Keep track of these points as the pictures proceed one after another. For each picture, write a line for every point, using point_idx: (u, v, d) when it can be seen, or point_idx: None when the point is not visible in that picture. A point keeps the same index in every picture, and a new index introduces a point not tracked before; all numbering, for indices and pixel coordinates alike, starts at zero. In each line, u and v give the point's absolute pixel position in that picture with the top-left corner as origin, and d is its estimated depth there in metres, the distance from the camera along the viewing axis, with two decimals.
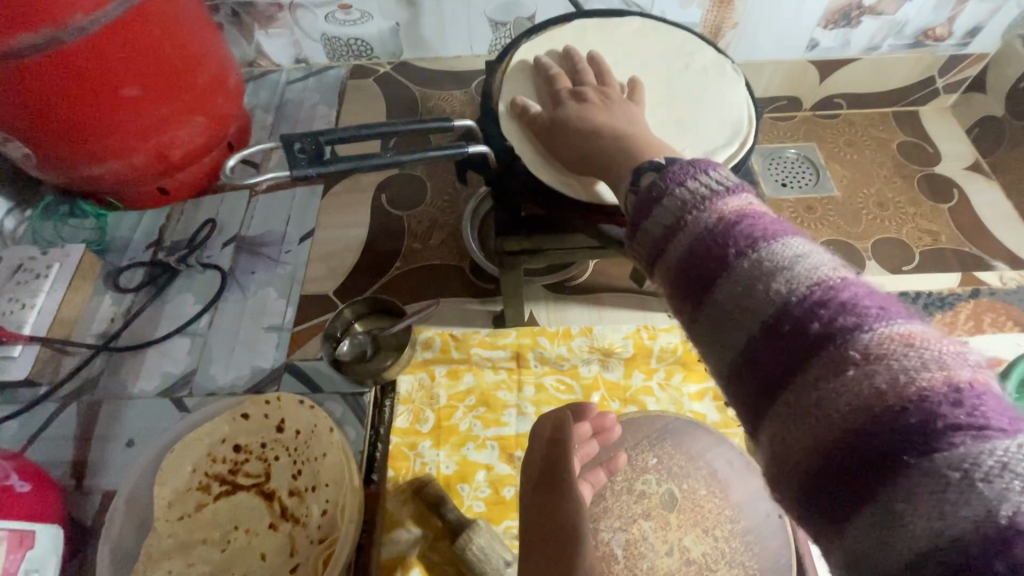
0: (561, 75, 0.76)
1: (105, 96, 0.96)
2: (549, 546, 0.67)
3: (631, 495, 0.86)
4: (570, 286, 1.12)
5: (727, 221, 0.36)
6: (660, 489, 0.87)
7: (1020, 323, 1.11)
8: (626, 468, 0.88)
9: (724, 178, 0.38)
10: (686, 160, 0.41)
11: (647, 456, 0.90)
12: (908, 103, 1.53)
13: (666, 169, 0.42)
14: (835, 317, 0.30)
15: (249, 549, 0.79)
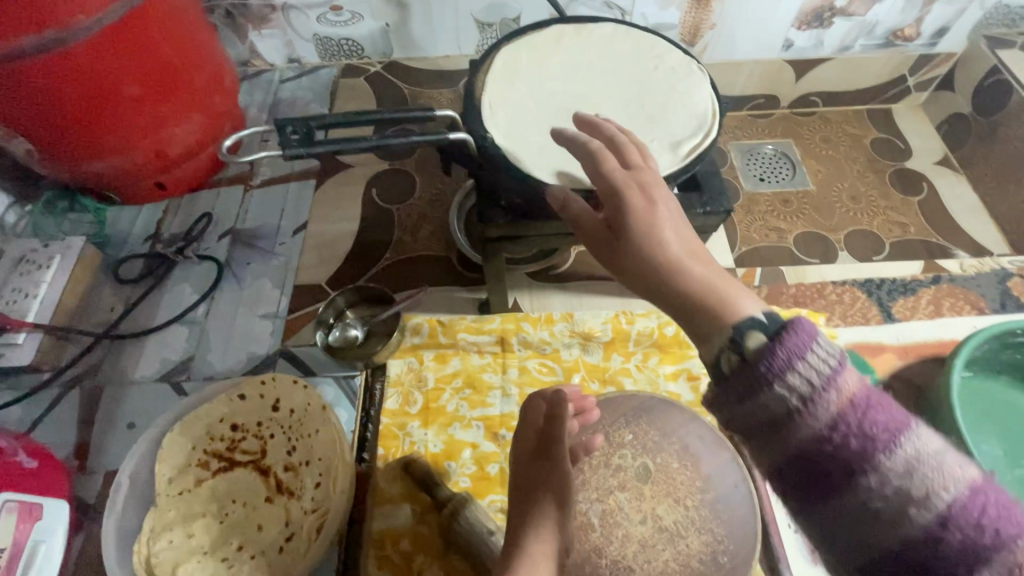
0: (604, 151, 0.61)
1: (107, 95, 0.99)
2: (533, 515, 0.74)
3: (608, 469, 0.92)
4: (552, 274, 1.17)
5: (850, 417, 0.41)
6: (634, 463, 0.93)
7: (977, 308, 1.17)
8: (603, 444, 0.94)
9: (833, 354, 0.41)
10: (797, 324, 0.42)
11: (623, 431, 0.95)
12: (881, 101, 1.59)
13: (780, 335, 0.42)
14: (976, 528, 0.39)
15: (246, 521, 0.84)
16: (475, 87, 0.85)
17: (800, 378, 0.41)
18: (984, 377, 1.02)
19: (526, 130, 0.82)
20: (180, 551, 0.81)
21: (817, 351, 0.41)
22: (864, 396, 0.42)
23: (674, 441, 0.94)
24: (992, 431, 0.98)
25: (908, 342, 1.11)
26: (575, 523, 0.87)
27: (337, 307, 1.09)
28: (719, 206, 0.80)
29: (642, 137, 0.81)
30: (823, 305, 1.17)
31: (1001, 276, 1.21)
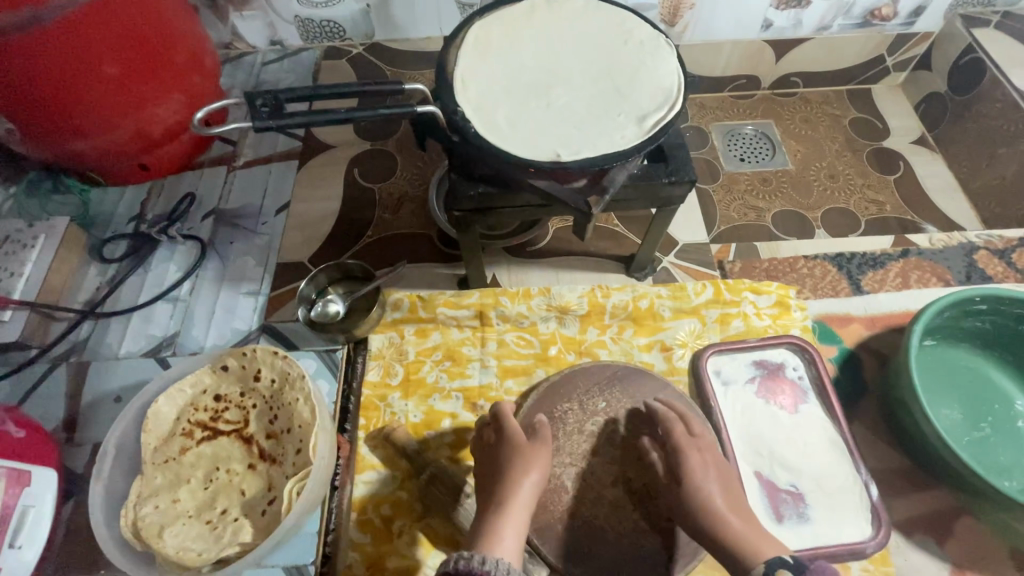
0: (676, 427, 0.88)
1: (85, 73, 1.00)
2: (505, 487, 0.81)
3: (581, 434, 0.95)
4: (530, 250, 1.20)
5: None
6: (606, 430, 0.96)
7: (943, 280, 1.20)
8: (576, 411, 0.97)
9: None
10: None
11: (596, 399, 0.98)
12: (861, 81, 1.58)
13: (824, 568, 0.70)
14: None
15: (230, 486, 0.88)
16: (446, 61, 0.86)
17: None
18: (948, 345, 1.05)
19: (497, 103, 0.83)
20: (166, 515, 0.84)
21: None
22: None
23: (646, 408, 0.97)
24: (955, 397, 1.01)
25: (875, 312, 1.14)
26: (548, 486, 0.91)
27: (319, 283, 1.11)
28: (684, 176, 0.83)
29: (610, 110, 0.83)
30: (795, 278, 1.20)
31: (968, 250, 1.24)
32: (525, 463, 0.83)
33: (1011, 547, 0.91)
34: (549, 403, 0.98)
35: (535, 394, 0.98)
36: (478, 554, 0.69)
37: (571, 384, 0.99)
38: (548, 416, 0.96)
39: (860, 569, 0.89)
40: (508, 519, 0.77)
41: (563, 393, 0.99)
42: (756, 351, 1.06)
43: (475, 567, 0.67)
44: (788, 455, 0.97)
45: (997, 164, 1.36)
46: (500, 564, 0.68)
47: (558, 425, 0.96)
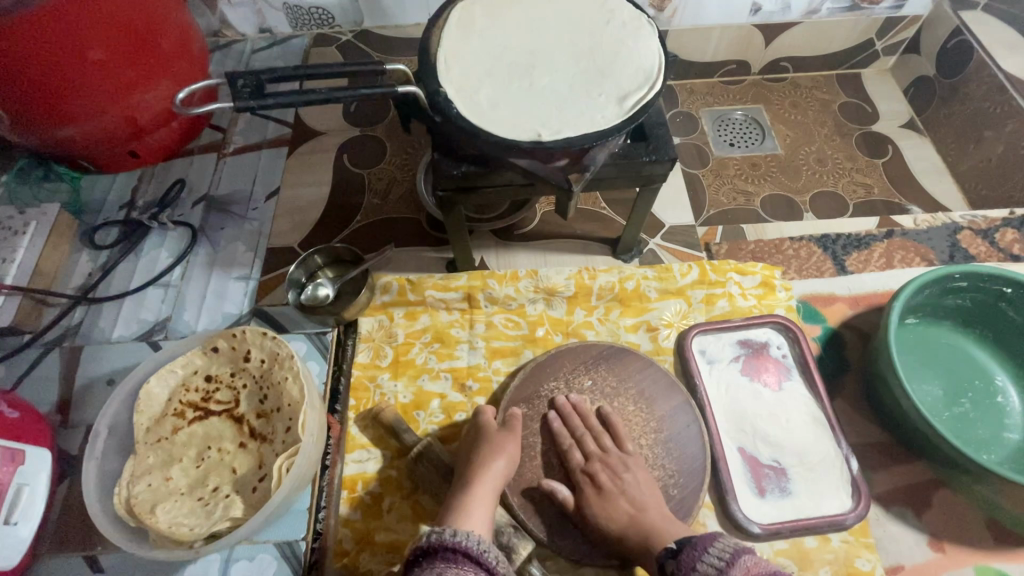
0: (585, 436, 0.93)
1: (71, 59, 1.00)
2: (476, 468, 0.85)
3: (566, 413, 0.98)
4: (518, 234, 1.21)
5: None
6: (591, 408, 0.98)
7: (927, 260, 1.21)
8: (562, 389, 0.99)
9: (720, 555, 0.69)
10: (692, 547, 0.73)
11: (582, 377, 1.00)
12: (851, 66, 1.59)
13: (681, 553, 0.74)
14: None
15: (222, 465, 0.89)
16: (429, 43, 0.87)
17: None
18: (929, 323, 1.07)
19: (480, 83, 0.84)
20: (158, 492, 0.86)
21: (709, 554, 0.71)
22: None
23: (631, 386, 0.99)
24: (935, 374, 1.03)
25: (859, 292, 1.16)
26: (533, 462, 0.93)
27: (309, 267, 1.12)
28: (664, 155, 0.84)
29: (591, 89, 0.84)
30: (780, 259, 1.21)
31: (952, 230, 1.26)
32: (494, 450, 0.87)
33: (988, 518, 0.93)
34: (537, 379, 1.00)
35: (523, 372, 1.00)
36: (445, 529, 0.71)
37: (557, 363, 1.01)
38: (533, 394, 0.98)
39: (840, 540, 0.91)
40: (480, 493, 0.81)
41: (550, 371, 1.00)
42: (741, 330, 1.07)
43: (447, 539, 0.69)
44: (771, 432, 0.98)
45: (983, 146, 1.36)
46: (470, 536, 0.71)
47: (544, 402, 0.98)
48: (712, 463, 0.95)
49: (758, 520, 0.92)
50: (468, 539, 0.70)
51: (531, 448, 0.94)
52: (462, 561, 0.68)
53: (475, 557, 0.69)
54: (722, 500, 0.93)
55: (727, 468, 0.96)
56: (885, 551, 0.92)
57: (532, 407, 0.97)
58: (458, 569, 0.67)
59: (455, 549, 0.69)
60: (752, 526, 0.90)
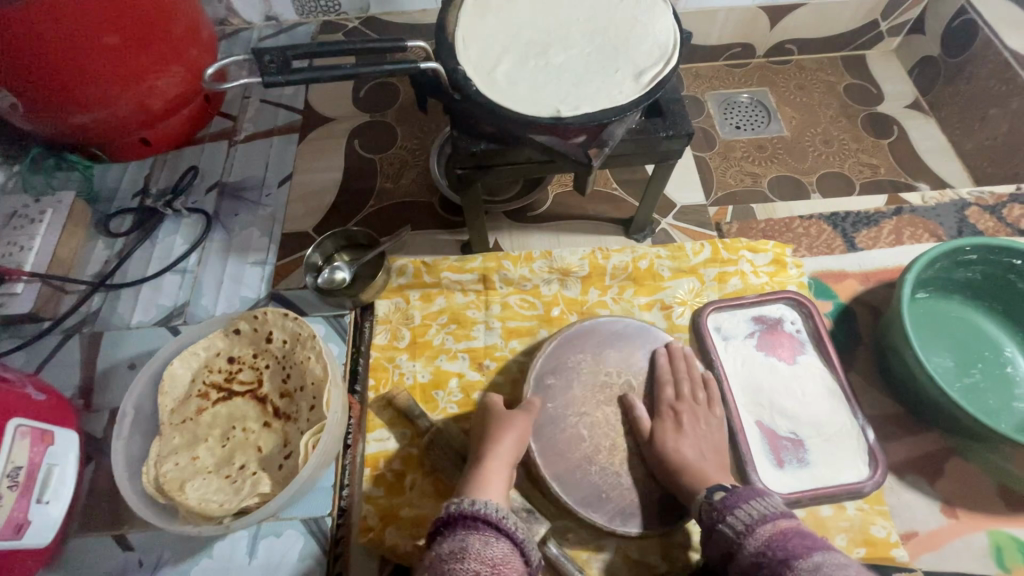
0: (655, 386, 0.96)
1: (84, 44, 1.00)
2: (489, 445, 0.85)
3: (598, 384, 0.96)
4: (531, 215, 1.22)
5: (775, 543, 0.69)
6: (622, 380, 0.97)
7: (935, 236, 1.23)
8: (589, 361, 0.98)
9: (766, 506, 0.74)
10: (739, 493, 0.77)
11: (608, 351, 0.99)
12: (855, 47, 1.59)
13: (728, 495, 0.78)
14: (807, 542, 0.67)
15: (247, 444, 0.91)
16: (445, 23, 0.87)
17: (732, 522, 0.74)
18: (940, 297, 1.09)
19: (497, 61, 0.85)
20: (186, 471, 0.87)
21: (752, 504, 0.75)
22: (792, 530, 0.69)
23: (661, 359, 0.99)
24: (946, 346, 1.04)
25: (869, 268, 1.17)
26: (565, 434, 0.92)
27: (325, 251, 1.13)
28: (681, 130, 0.85)
29: (608, 66, 0.85)
30: (791, 238, 1.22)
31: (959, 206, 1.27)
32: (501, 428, 0.87)
33: (1000, 484, 0.95)
34: (564, 349, 0.98)
35: (555, 341, 0.98)
36: (464, 498, 0.73)
37: (585, 335, 1.00)
38: (560, 363, 0.97)
39: (855, 508, 0.93)
40: (498, 466, 0.82)
41: (579, 342, 0.99)
42: (755, 307, 1.08)
43: (464, 507, 0.71)
44: (787, 405, 1.00)
45: (989, 124, 1.37)
46: (488, 503, 0.72)
47: (573, 371, 0.97)
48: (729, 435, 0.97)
49: (777, 490, 0.94)
50: (486, 506, 0.71)
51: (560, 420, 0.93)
52: (480, 527, 0.70)
53: (495, 524, 0.70)
54: (741, 471, 0.95)
55: (746, 440, 0.97)
56: (900, 518, 0.94)
57: (562, 377, 0.96)
58: (480, 535, 0.69)
59: (472, 516, 0.70)
60: None
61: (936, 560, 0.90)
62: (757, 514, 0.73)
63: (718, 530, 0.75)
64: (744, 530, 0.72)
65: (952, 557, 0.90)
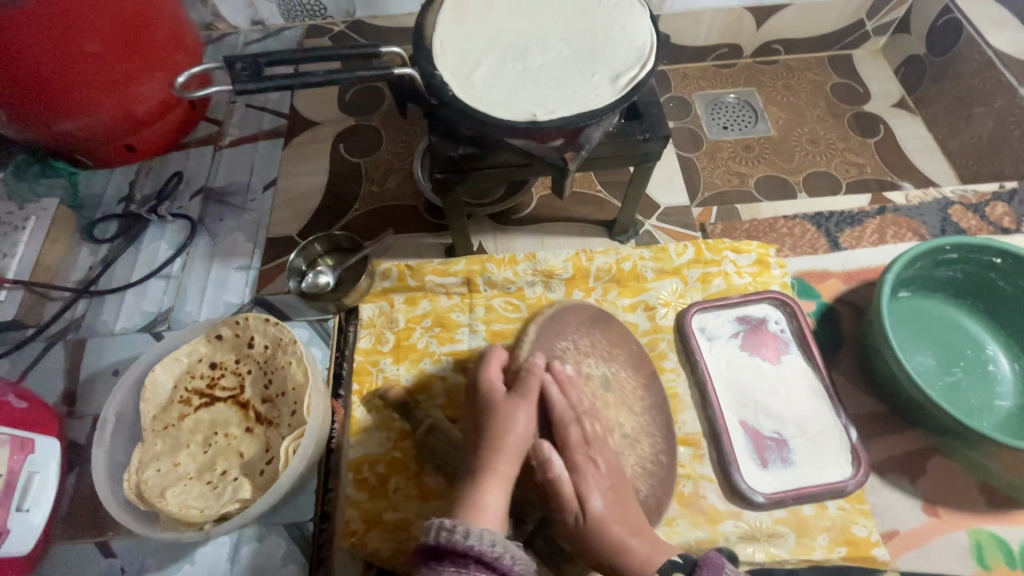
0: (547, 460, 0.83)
1: (66, 52, 1.01)
2: (492, 449, 0.81)
3: (581, 376, 1.00)
4: (515, 218, 1.23)
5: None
6: (597, 372, 1.02)
7: (918, 234, 1.23)
8: (573, 351, 1.02)
9: None
10: (705, 562, 0.73)
11: (584, 338, 1.03)
12: (842, 47, 1.59)
13: (694, 567, 0.73)
14: None
15: (229, 449, 0.91)
16: (423, 27, 0.87)
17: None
18: (922, 295, 1.09)
19: (475, 65, 0.85)
20: (168, 478, 0.87)
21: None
22: None
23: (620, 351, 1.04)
24: (928, 345, 1.05)
25: (853, 267, 1.17)
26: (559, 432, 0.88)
27: (309, 255, 1.13)
28: (658, 133, 0.86)
29: (585, 70, 0.85)
30: (775, 238, 1.23)
31: (943, 205, 1.28)
32: (504, 422, 0.82)
33: (982, 482, 0.95)
34: (548, 338, 1.01)
35: (537, 325, 1.01)
36: (458, 525, 0.66)
37: (564, 322, 1.03)
38: (547, 351, 0.99)
39: (837, 508, 0.93)
40: (506, 452, 0.81)
41: (560, 329, 1.02)
42: (740, 307, 1.09)
43: (456, 541, 0.65)
44: (770, 405, 1.00)
45: (973, 123, 1.37)
46: (483, 536, 0.66)
47: (558, 359, 1.00)
48: (715, 436, 0.98)
49: (760, 490, 0.94)
50: (481, 540, 0.66)
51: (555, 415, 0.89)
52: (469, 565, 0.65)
53: (489, 561, 0.65)
54: (726, 472, 0.95)
55: (730, 440, 0.98)
56: (881, 517, 0.94)
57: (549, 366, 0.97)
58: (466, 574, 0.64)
59: (463, 553, 0.65)
60: (755, 496, 0.92)
61: (917, 558, 0.91)
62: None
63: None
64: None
65: (932, 556, 0.91)
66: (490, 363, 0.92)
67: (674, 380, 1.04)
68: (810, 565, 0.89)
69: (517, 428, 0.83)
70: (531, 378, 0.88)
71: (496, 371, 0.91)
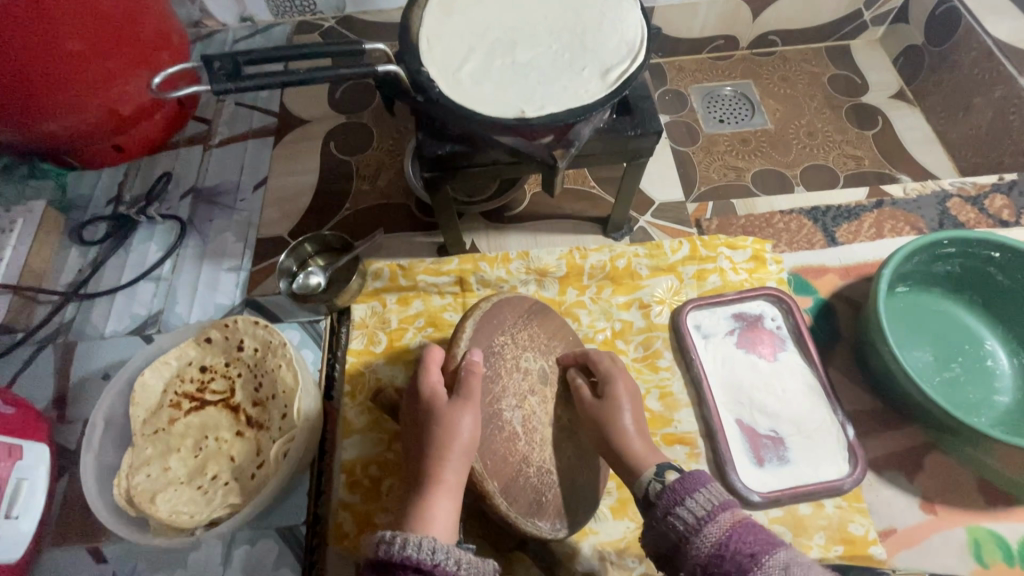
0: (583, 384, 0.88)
1: (48, 51, 0.98)
2: (431, 455, 0.74)
3: (518, 372, 0.86)
4: (509, 215, 1.22)
5: (739, 534, 0.60)
6: (535, 366, 0.89)
7: (916, 228, 1.22)
8: (510, 346, 0.87)
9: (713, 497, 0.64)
10: (683, 480, 0.67)
11: (522, 332, 0.90)
12: (839, 37, 1.57)
13: (675, 482, 0.68)
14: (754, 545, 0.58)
15: (219, 454, 0.90)
16: (410, 22, 0.86)
17: (687, 512, 0.64)
18: (920, 290, 1.08)
19: (463, 61, 0.84)
20: (158, 483, 0.86)
21: (705, 491, 0.65)
22: (749, 522, 0.61)
23: (556, 344, 0.93)
24: (926, 340, 1.04)
25: (850, 262, 1.16)
26: (501, 434, 0.81)
27: (300, 256, 1.12)
28: (650, 128, 0.84)
29: (575, 65, 0.84)
30: (771, 233, 1.21)
31: (941, 198, 1.26)
32: (443, 434, 0.74)
33: (979, 479, 0.94)
34: (483, 336, 0.85)
35: (471, 322, 0.84)
36: (398, 536, 0.62)
37: (500, 316, 0.88)
38: (483, 351, 0.84)
39: (834, 506, 0.92)
40: (452, 461, 0.73)
41: (496, 324, 0.87)
42: (735, 304, 1.07)
43: (397, 554, 0.60)
44: (767, 402, 0.99)
45: (972, 114, 1.35)
46: (421, 544, 0.61)
47: (496, 358, 0.85)
48: (711, 433, 0.96)
49: (757, 489, 0.93)
50: (419, 550, 0.61)
51: (495, 418, 0.82)
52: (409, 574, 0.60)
53: (428, 571, 0.60)
54: (721, 470, 0.94)
55: (726, 439, 0.97)
56: (878, 515, 0.93)
57: (489, 368, 0.84)
58: None
59: (405, 567, 0.60)
60: (751, 495, 0.91)
61: (914, 556, 0.90)
62: (716, 501, 0.64)
63: (671, 520, 0.65)
64: (704, 518, 0.63)
65: (930, 553, 0.90)
66: (428, 363, 0.82)
67: (669, 379, 1.03)
68: None
69: (452, 441, 0.74)
70: (472, 380, 0.77)
71: (435, 373, 0.81)
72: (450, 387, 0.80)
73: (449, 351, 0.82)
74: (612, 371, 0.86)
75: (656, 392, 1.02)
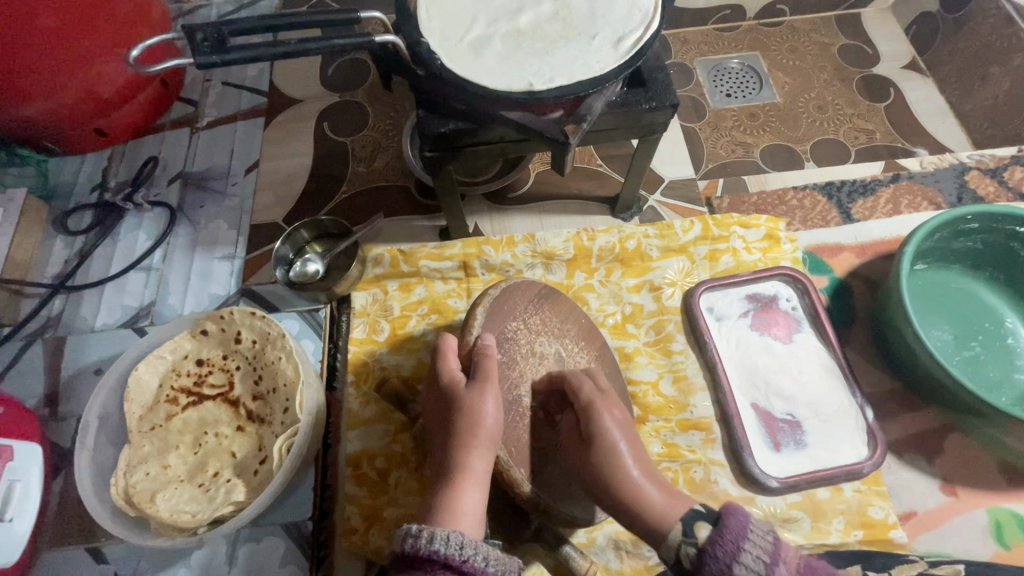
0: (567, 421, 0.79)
1: (17, 28, 0.92)
2: (457, 440, 0.71)
3: (533, 357, 0.83)
4: (511, 196, 1.17)
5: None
6: (551, 350, 0.86)
7: (934, 203, 1.18)
8: (524, 331, 0.84)
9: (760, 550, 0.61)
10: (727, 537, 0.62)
11: (535, 317, 0.86)
12: (851, 5, 1.48)
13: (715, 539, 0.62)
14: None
15: (220, 450, 0.87)
16: None
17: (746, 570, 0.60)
18: (939, 268, 1.04)
19: (466, 31, 0.79)
20: (157, 481, 0.83)
21: (751, 543, 0.61)
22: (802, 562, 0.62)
23: (571, 327, 0.90)
24: (947, 320, 1.01)
25: (865, 240, 1.13)
26: (522, 420, 0.79)
27: (296, 242, 1.07)
28: (665, 101, 0.79)
29: (585, 32, 0.79)
30: (784, 211, 1.18)
31: (959, 171, 1.22)
32: (470, 422, 0.71)
33: (1001, 460, 0.93)
34: (495, 322, 0.81)
35: (481, 309, 0.80)
36: (424, 530, 0.59)
37: (513, 300, 0.84)
38: (496, 337, 0.80)
39: (853, 490, 0.90)
40: (477, 448, 0.70)
41: (508, 310, 0.83)
42: (750, 285, 1.04)
43: (424, 549, 0.58)
44: (785, 386, 0.97)
45: (989, 84, 1.30)
46: (449, 539, 0.58)
47: (511, 344, 0.82)
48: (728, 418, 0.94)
49: (775, 475, 0.91)
50: (446, 544, 0.58)
51: (516, 404, 0.79)
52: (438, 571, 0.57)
53: (456, 566, 0.57)
54: (738, 456, 0.92)
55: (742, 423, 0.94)
56: (898, 498, 0.92)
57: (503, 354, 0.80)
58: None
59: (433, 561, 0.57)
60: (770, 481, 0.89)
61: (934, 540, 0.88)
62: (766, 554, 0.60)
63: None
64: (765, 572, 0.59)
65: (951, 535, 0.88)
66: (445, 351, 0.78)
67: (683, 362, 1.00)
68: (827, 549, 0.86)
69: (479, 420, 0.71)
70: (488, 362, 0.74)
71: (455, 361, 0.78)
72: (467, 373, 0.76)
73: (462, 337, 0.79)
74: (594, 400, 0.76)
75: (670, 376, 0.99)
